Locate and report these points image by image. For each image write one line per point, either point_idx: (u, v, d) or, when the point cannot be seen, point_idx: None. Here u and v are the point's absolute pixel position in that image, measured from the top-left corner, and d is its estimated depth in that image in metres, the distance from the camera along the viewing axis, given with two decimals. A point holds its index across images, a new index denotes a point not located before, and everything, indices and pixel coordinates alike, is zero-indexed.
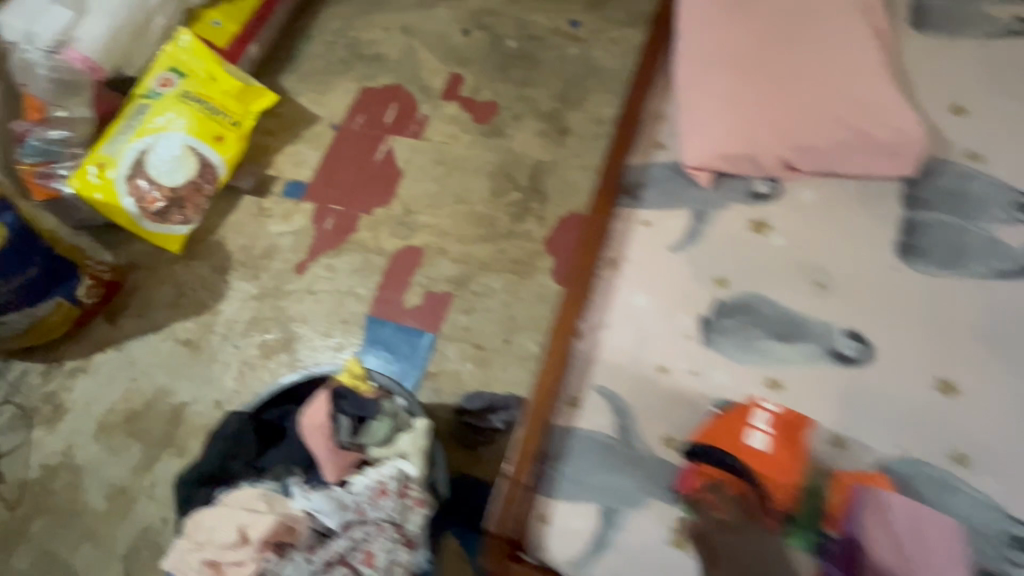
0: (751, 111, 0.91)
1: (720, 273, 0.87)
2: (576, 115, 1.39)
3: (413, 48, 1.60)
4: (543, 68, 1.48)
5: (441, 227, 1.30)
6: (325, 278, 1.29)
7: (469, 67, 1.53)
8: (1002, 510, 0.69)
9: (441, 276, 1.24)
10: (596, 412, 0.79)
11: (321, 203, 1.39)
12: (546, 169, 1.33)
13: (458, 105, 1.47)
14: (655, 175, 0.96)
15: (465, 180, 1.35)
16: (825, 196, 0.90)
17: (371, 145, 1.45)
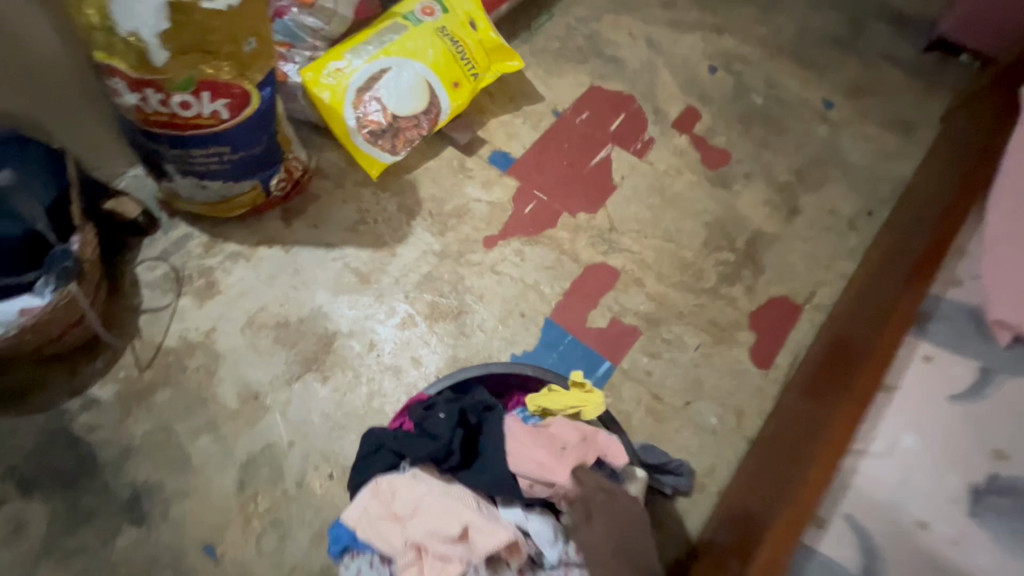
0: None
1: (1003, 446, 0.78)
2: (810, 198, 1.32)
3: (654, 64, 1.54)
4: (785, 137, 1.41)
5: (643, 257, 1.24)
6: (512, 262, 1.24)
7: (708, 106, 1.46)
8: None
9: (632, 308, 1.18)
10: (843, 544, 0.73)
11: (526, 184, 1.34)
12: (767, 242, 1.26)
13: (688, 140, 1.40)
14: (945, 311, 0.88)
15: (680, 220, 1.29)
16: None
17: (590, 146, 1.39)
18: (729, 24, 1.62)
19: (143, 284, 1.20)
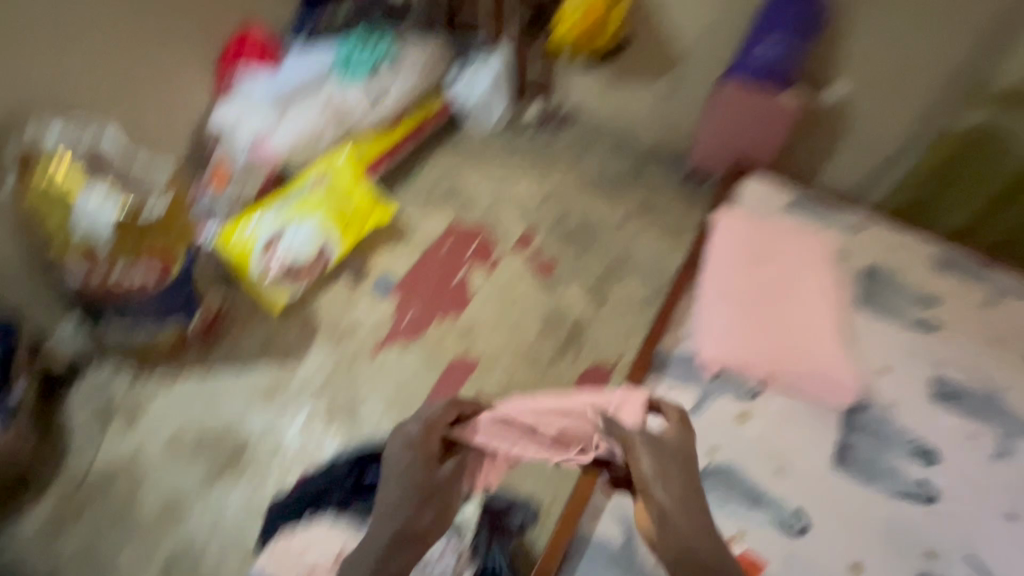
0: (746, 341, 1.31)
1: (711, 445, 1.19)
2: (614, 290, 1.81)
3: (498, 202, 2.07)
4: (595, 247, 1.94)
5: (495, 349, 1.64)
6: (394, 364, 1.58)
7: (539, 229, 1.98)
8: None
9: (489, 388, 1.56)
10: (611, 527, 1.06)
11: (403, 302, 1.72)
12: (585, 325, 1.71)
13: (526, 255, 1.89)
14: (676, 361, 1.33)
15: (521, 316, 1.72)
16: (790, 405, 1.26)
17: (452, 268, 1.83)
18: (553, 169, 2.22)
19: (73, 423, 1.40)
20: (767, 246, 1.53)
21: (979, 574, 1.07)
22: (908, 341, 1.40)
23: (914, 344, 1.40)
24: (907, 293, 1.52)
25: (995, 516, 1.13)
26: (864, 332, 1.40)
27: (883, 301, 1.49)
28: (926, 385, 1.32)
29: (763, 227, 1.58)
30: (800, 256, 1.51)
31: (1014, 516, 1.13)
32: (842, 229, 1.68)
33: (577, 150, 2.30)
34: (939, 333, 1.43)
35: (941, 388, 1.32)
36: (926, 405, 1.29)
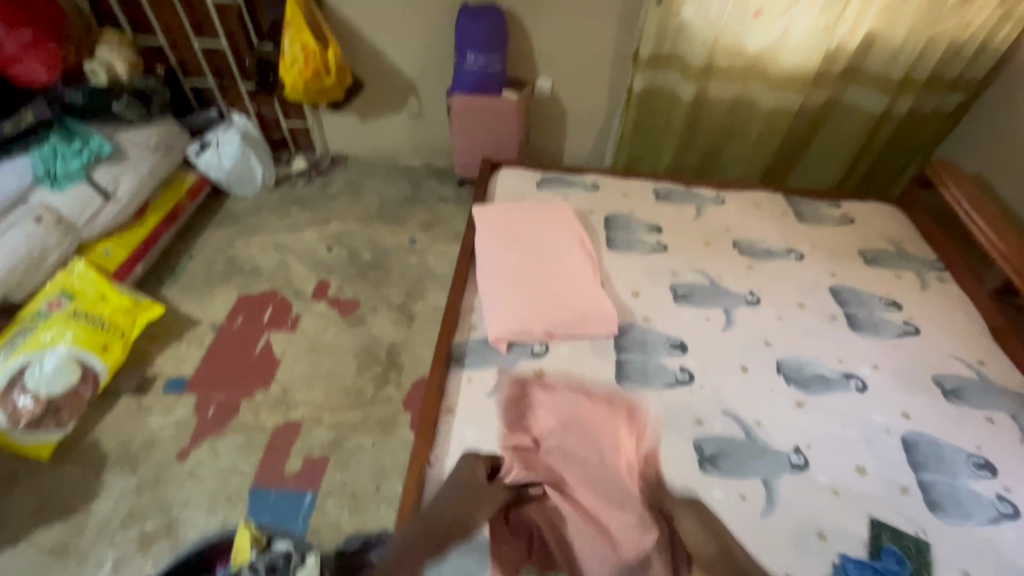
0: (523, 310, 1.48)
1: (518, 406, 1.33)
2: (419, 306, 1.91)
3: (286, 261, 2.04)
4: (392, 273, 2.02)
5: (316, 402, 1.61)
6: (207, 459, 1.47)
7: (334, 274, 2.00)
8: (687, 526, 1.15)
9: (318, 442, 1.52)
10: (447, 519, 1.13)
11: (203, 393, 1.61)
12: (400, 347, 1.77)
13: (326, 303, 1.89)
14: (472, 349, 1.46)
15: (336, 362, 1.72)
16: (573, 349, 1.47)
17: (250, 341, 1.76)
18: (333, 214, 2.26)
19: None
20: (523, 223, 1.74)
21: (732, 418, 1.35)
22: (646, 266, 1.72)
23: (649, 266, 1.72)
24: (639, 228, 1.86)
25: (734, 372, 1.45)
26: (614, 272, 1.70)
27: (625, 240, 1.81)
28: (666, 293, 1.64)
29: (516, 209, 1.80)
30: (551, 222, 1.75)
31: (745, 366, 1.46)
32: (581, 192, 1.99)
33: (352, 191, 2.37)
34: (666, 251, 1.78)
35: (677, 292, 1.65)
36: (669, 309, 1.59)
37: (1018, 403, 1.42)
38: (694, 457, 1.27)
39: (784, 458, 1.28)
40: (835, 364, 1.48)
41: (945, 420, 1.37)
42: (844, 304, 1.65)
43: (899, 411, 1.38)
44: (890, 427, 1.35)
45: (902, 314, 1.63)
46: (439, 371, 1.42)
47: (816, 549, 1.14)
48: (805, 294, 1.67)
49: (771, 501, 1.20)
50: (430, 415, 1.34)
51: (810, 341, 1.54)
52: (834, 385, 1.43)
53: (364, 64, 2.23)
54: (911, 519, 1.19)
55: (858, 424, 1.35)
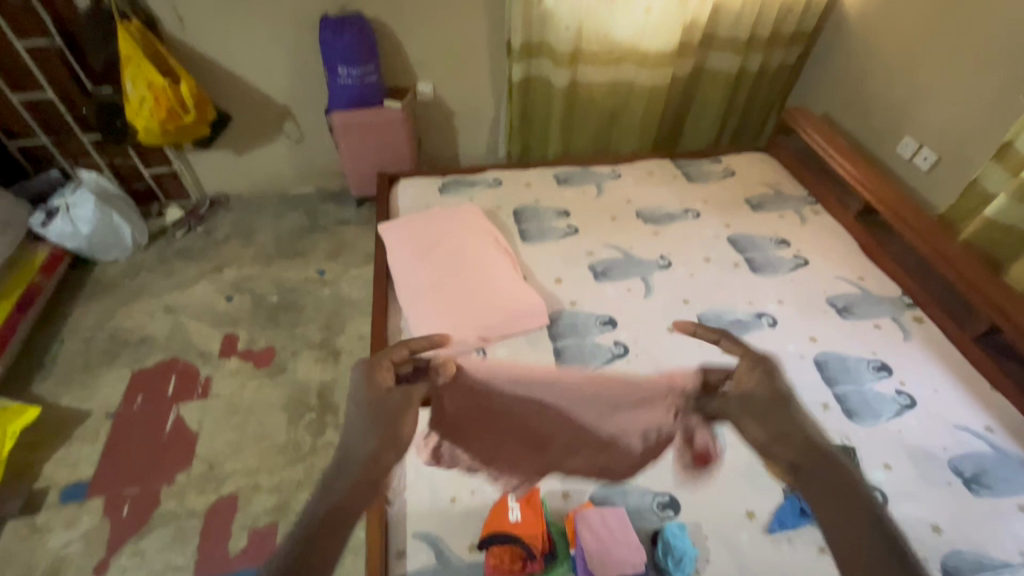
0: (453, 321, 1.45)
1: None
2: (343, 338, 1.81)
3: (181, 322, 1.84)
4: (305, 311, 1.89)
5: (249, 467, 1.47)
6: (133, 565, 1.29)
7: (240, 325, 1.83)
8: (652, 490, 1.18)
9: (261, 510, 1.39)
10: (419, 553, 1.08)
11: (111, 491, 1.41)
12: (331, 386, 1.67)
13: (237, 358, 1.73)
14: None
15: (263, 419, 1.58)
16: (509, 349, 1.46)
17: (157, 421, 1.56)
18: (225, 261, 2.07)
19: None
20: (433, 234, 1.69)
21: None
22: (562, 251, 1.76)
23: (565, 251, 1.76)
24: (547, 215, 1.89)
25: (663, 334, 1.52)
26: (533, 263, 1.71)
27: (537, 229, 1.83)
28: (587, 273, 1.69)
29: (423, 220, 1.76)
30: (462, 225, 1.72)
31: (671, 327, 1.54)
32: (485, 190, 1.98)
33: (242, 231, 2.19)
34: (577, 233, 1.82)
35: (595, 271, 1.69)
36: (592, 289, 1.63)
37: (896, 306, 1.62)
38: None
39: None
40: (747, 308, 1.60)
41: (844, 336, 1.53)
42: (742, 251, 1.79)
43: (807, 336, 1.53)
44: (803, 351, 1.49)
45: (791, 249, 1.80)
46: None
47: (765, 478, 1.22)
48: (708, 248, 1.79)
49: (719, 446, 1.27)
50: None
51: (722, 291, 1.65)
52: (750, 327, 1.55)
53: (225, 94, 2.04)
54: (836, 429, 1.32)
55: (777, 357, 1.47)
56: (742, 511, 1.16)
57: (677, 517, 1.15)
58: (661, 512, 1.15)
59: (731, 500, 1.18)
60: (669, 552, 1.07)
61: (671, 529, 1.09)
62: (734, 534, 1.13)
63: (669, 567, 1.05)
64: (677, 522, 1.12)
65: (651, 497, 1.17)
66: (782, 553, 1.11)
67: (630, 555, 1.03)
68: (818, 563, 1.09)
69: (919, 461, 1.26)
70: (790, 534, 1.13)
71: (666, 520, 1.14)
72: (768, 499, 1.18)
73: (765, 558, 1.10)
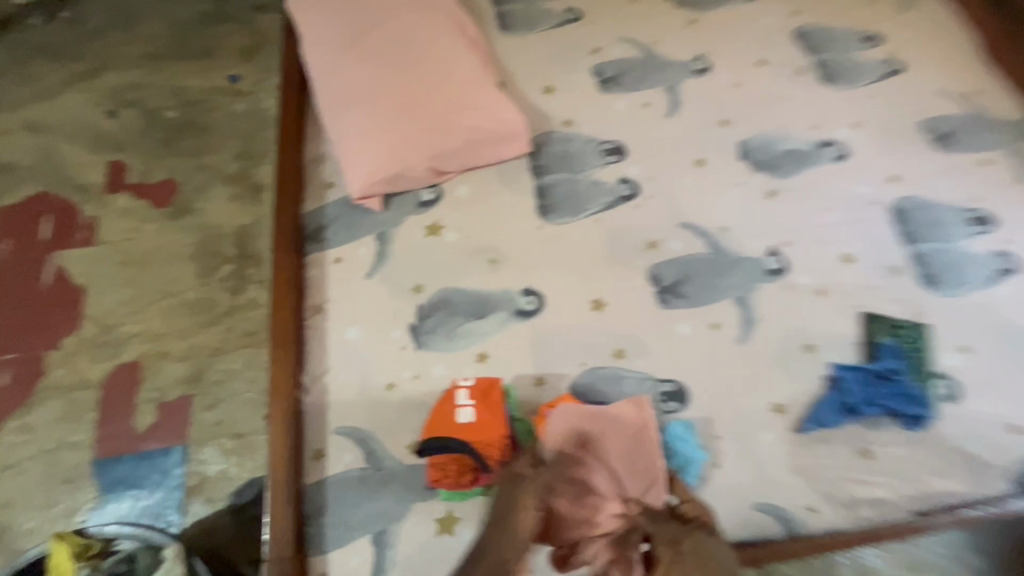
0: (396, 144, 1.01)
1: (415, 282, 0.96)
2: (265, 169, 1.38)
3: (50, 145, 1.39)
4: (215, 132, 1.42)
5: (153, 330, 1.18)
6: (20, 443, 1.07)
7: (129, 151, 1.39)
8: (652, 376, 0.90)
9: (170, 381, 1.13)
10: (343, 453, 0.82)
11: None
12: (252, 232, 1.30)
13: (128, 193, 1.33)
14: (333, 215, 1.01)
15: (167, 272, 1.24)
16: (474, 186, 1.05)
17: (31, 272, 1.23)
18: (103, 60, 1.53)
19: None
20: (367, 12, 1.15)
21: (693, 228, 1.03)
22: (556, 46, 1.23)
23: (561, 47, 1.23)
24: None
25: (688, 168, 1.09)
26: (514, 63, 1.20)
27: (523, 14, 1.27)
28: (590, 80, 1.19)
29: None
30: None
31: (701, 158, 1.10)
32: None
33: (122, 20, 1.59)
34: (580, 21, 1.27)
35: (602, 76, 1.19)
36: (594, 104, 1.16)
37: (1015, 133, 1.16)
38: (649, 289, 0.98)
39: (758, 265, 1.01)
40: (809, 132, 1.15)
41: (937, 174, 1.11)
42: (812, 50, 1.26)
43: (886, 175, 1.11)
44: (878, 197, 1.08)
45: (882, 49, 1.26)
46: (284, 249, 0.96)
47: (803, 363, 0.93)
48: (763, 47, 1.26)
49: (748, 321, 0.96)
50: (277, 306, 0.90)
51: (776, 109, 1.18)
52: (810, 160, 1.12)
53: None
54: (906, 301, 0.99)
55: (841, 203, 1.08)
56: (769, 406, 0.89)
57: (683, 412, 0.88)
58: (661, 405, 0.88)
59: (756, 393, 0.90)
60: (669, 458, 0.82)
61: (672, 430, 0.84)
62: (756, 434, 0.87)
63: (668, 480, 0.81)
64: (681, 422, 0.86)
65: (651, 388, 0.90)
66: (813, 459, 0.86)
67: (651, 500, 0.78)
68: (857, 470, 0.85)
69: (1010, 342, 0.96)
70: (827, 434, 0.87)
71: (668, 415, 0.88)
72: (803, 392, 0.90)
73: (789, 463, 0.85)
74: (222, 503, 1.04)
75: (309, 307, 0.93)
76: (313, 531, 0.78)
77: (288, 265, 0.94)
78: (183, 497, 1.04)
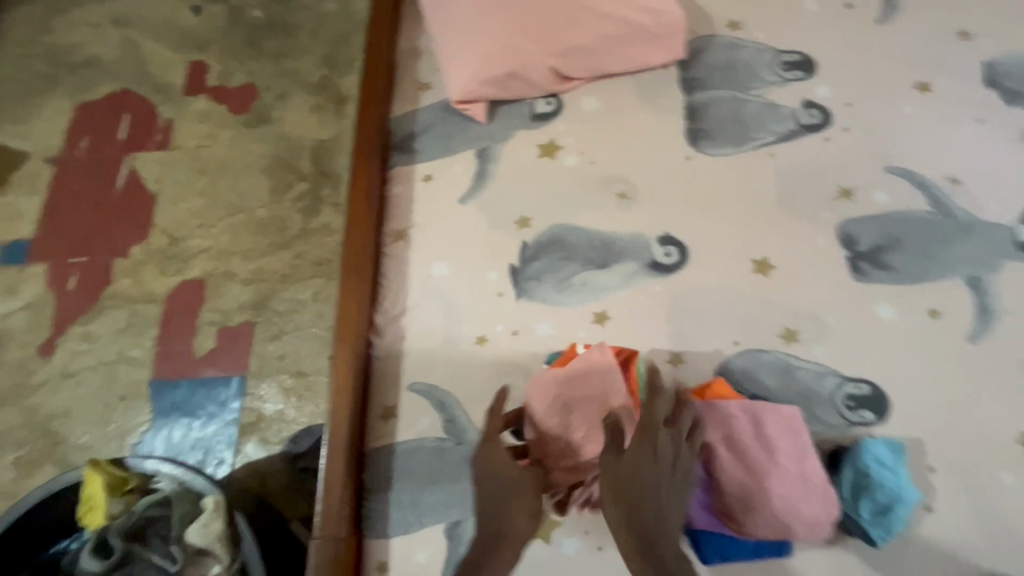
0: (512, 33, 0.79)
1: (520, 214, 0.75)
2: (351, 78, 1.20)
3: (134, 41, 1.29)
4: (301, 34, 1.26)
5: (221, 248, 1.06)
6: (81, 352, 1.00)
7: (210, 51, 1.26)
8: (836, 372, 0.65)
9: (233, 305, 1.02)
10: (417, 416, 0.65)
11: (54, 259, 1.08)
12: (331, 149, 1.13)
13: (207, 97, 1.21)
14: (426, 123, 0.81)
15: (239, 185, 1.12)
16: (605, 100, 0.81)
17: (106, 173, 1.15)
18: None
19: None
20: None
21: (906, 177, 0.74)
22: None
23: None
24: None
25: (904, 95, 0.79)
26: None
27: None
28: None
29: None
30: None
31: (924, 81, 0.79)
32: None
33: None
34: None
35: None
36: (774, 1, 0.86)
37: None
38: (838, 253, 0.71)
39: (1005, 236, 0.70)
40: None
41: None
42: None
43: None
44: None
45: None
46: (363, 150, 0.75)
47: None
48: None
49: (985, 313, 0.67)
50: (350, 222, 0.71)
51: None
52: None
53: None
54: None
55: None
56: (1014, 437, 0.61)
57: (880, 427, 0.63)
58: (849, 413, 0.63)
59: (995, 416, 0.62)
60: (863, 491, 0.58)
61: (872, 449, 0.60)
62: (991, 473, 0.60)
63: (863, 522, 0.58)
64: (884, 440, 0.61)
65: (836, 387, 0.64)
66: None
67: (809, 510, 0.57)
68: None
69: None
70: None
71: (858, 428, 0.63)
72: None
73: None
74: (276, 448, 0.92)
75: (389, 233, 0.75)
76: (374, 508, 0.62)
77: (368, 174, 0.74)
78: (238, 434, 0.93)
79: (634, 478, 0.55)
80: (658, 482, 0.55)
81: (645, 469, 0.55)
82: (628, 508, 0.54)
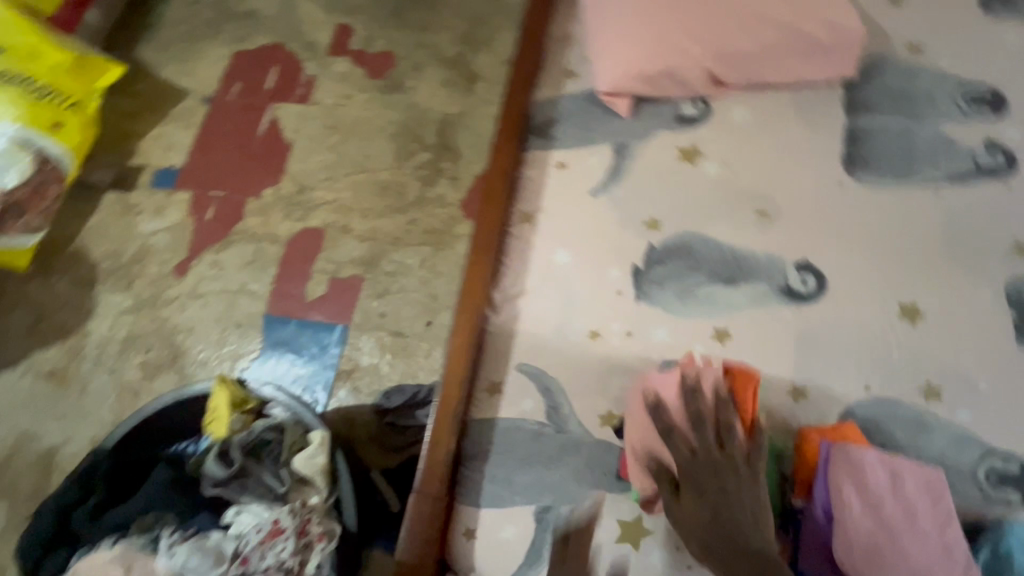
0: (673, 31, 0.77)
1: (651, 216, 0.74)
2: (484, 58, 1.22)
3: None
4: (443, 9, 1.29)
5: (342, 203, 1.12)
6: (210, 277, 1.10)
7: (357, 16, 1.32)
8: (981, 441, 0.60)
9: (346, 259, 1.07)
10: (521, 397, 0.66)
11: (198, 189, 1.18)
12: (456, 124, 1.16)
13: (349, 60, 1.27)
14: (567, 110, 0.81)
15: (366, 146, 1.17)
16: (757, 112, 0.77)
17: (252, 118, 1.24)
18: None
19: None
20: None
21: None
22: None
23: None
24: None
25: None
26: None
27: None
28: None
29: None
30: None
31: None
32: None
33: None
34: None
35: None
36: (967, 30, 0.78)
37: None
38: (1001, 314, 0.64)
39: None
40: None
41: None
42: None
43: None
44: None
45: None
46: (507, 136, 0.78)
47: None
48: None
49: None
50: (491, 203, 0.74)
51: None
52: None
53: None
54: None
55: None
56: None
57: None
58: (990, 489, 0.58)
59: None
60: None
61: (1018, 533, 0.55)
62: None
63: None
64: None
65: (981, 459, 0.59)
66: None
67: None
68: None
69: None
70: None
71: (999, 507, 0.58)
72: None
73: None
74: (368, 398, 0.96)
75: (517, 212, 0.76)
76: (469, 476, 0.63)
77: (508, 156, 0.76)
78: (335, 378, 0.99)
79: (717, 506, 0.55)
80: (742, 513, 0.55)
81: (721, 496, 0.55)
82: (719, 537, 0.54)
